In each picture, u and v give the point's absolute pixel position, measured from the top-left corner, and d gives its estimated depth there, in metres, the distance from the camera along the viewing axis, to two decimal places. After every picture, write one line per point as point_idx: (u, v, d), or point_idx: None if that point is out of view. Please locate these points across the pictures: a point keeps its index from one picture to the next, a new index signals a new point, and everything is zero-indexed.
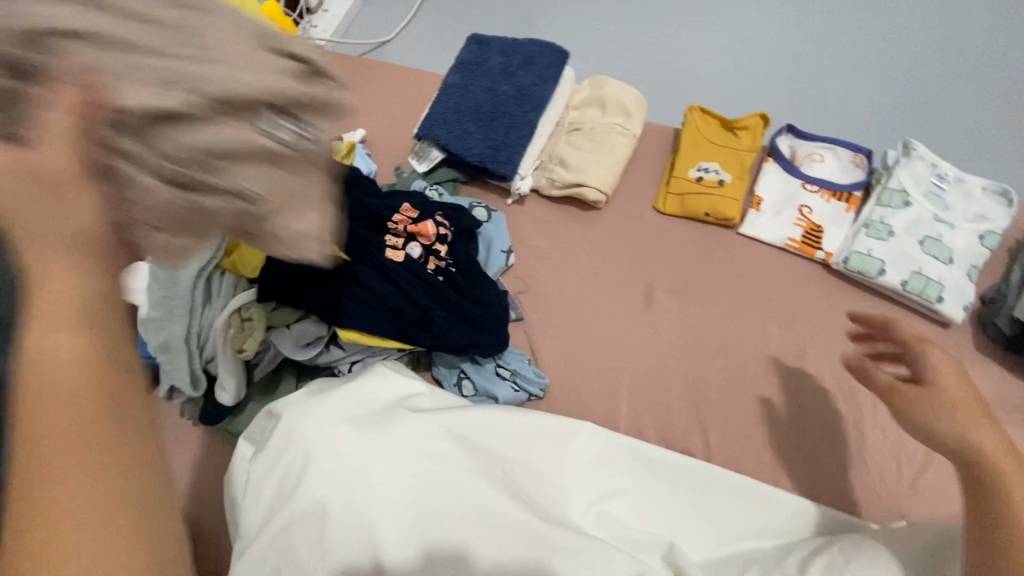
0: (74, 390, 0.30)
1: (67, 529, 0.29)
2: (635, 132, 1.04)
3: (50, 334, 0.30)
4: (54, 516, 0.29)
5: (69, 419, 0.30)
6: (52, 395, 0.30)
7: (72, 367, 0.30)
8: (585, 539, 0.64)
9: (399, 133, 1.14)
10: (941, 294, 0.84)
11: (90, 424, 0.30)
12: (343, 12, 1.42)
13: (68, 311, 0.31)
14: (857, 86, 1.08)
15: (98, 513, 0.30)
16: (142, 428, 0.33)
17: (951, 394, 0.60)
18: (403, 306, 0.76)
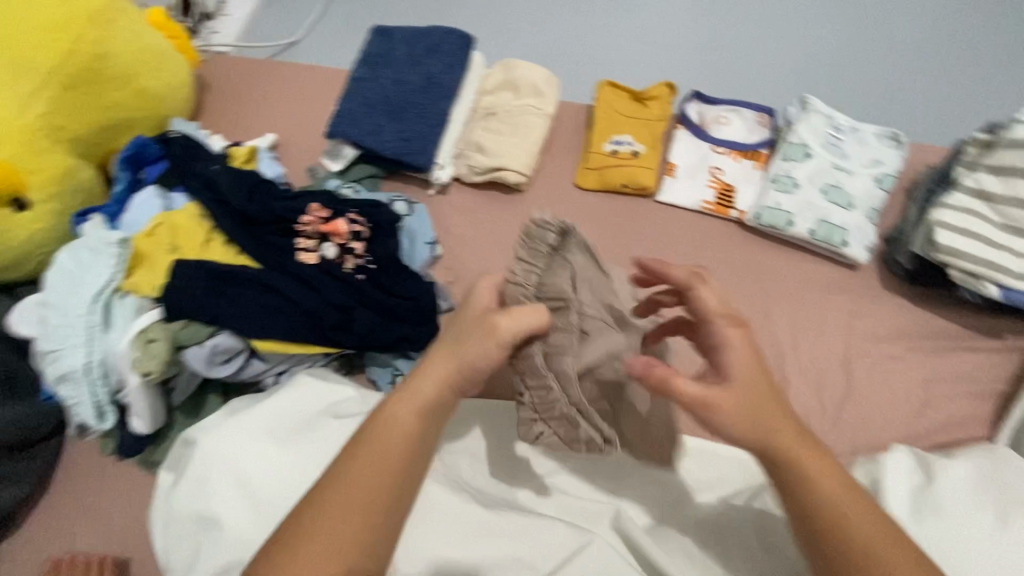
0: (400, 442, 0.56)
1: (338, 530, 0.51)
2: (550, 111, 1.04)
3: (401, 408, 0.59)
4: (332, 514, 0.52)
5: (374, 459, 0.55)
6: (389, 441, 0.56)
7: (416, 423, 0.58)
8: (531, 519, 0.64)
9: (313, 135, 1.10)
10: (845, 239, 0.89)
11: (380, 473, 0.55)
12: (244, 15, 1.38)
13: (420, 404, 0.59)
14: (757, 49, 1.11)
15: (349, 531, 0.51)
16: (389, 504, 0.54)
17: (745, 388, 0.56)
18: (322, 309, 0.74)
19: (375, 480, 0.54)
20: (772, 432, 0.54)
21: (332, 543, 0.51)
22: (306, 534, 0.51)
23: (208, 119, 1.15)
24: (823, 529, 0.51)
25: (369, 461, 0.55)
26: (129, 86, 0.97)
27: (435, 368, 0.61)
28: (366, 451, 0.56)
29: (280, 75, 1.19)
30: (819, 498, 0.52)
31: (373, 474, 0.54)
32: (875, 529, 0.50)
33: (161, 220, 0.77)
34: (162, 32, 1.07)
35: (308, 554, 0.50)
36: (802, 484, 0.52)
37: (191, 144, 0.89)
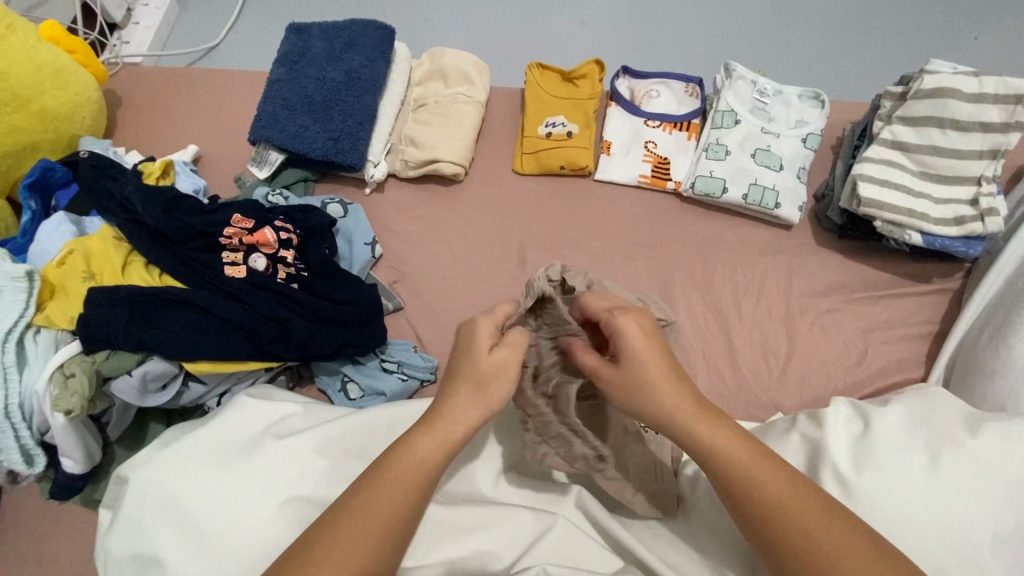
0: (417, 478, 0.50)
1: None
2: (481, 98, 1.02)
3: (423, 436, 0.52)
4: (334, 560, 0.45)
5: (389, 496, 0.49)
6: (410, 475, 0.50)
7: (443, 457, 0.52)
8: (491, 513, 0.62)
9: (239, 143, 1.06)
10: (777, 201, 0.91)
11: (387, 513, 0.48)
12: (155, 22, 1.28)
13: (443, 441, 0.52)
14: (683, 20, 1.12)
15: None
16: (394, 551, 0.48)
17: (635, 368, 0.54)
18: (256, 324, 0.71)
19: (382, 523, 0.47)
20: (667, 404, 0.52)
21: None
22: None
23: (124, 136, 1.09)
24: (737, 501, 0.49)
25: (383, 500, 0.48)
26: (29, 108, 0.90)
27: (456, 399, 0.54)
28: (378, 486, 0.49)
29: (197, 82, 1.13)
30: (722, 470, 0.50)
31: (383, 515, 0.48)
32: (781, 483, 0.48)
33: (73, 247, 0.73)
34: (58, 46, 0.99)
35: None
36: (705, 456, 0.51)
37: (101, 163, 0.84)
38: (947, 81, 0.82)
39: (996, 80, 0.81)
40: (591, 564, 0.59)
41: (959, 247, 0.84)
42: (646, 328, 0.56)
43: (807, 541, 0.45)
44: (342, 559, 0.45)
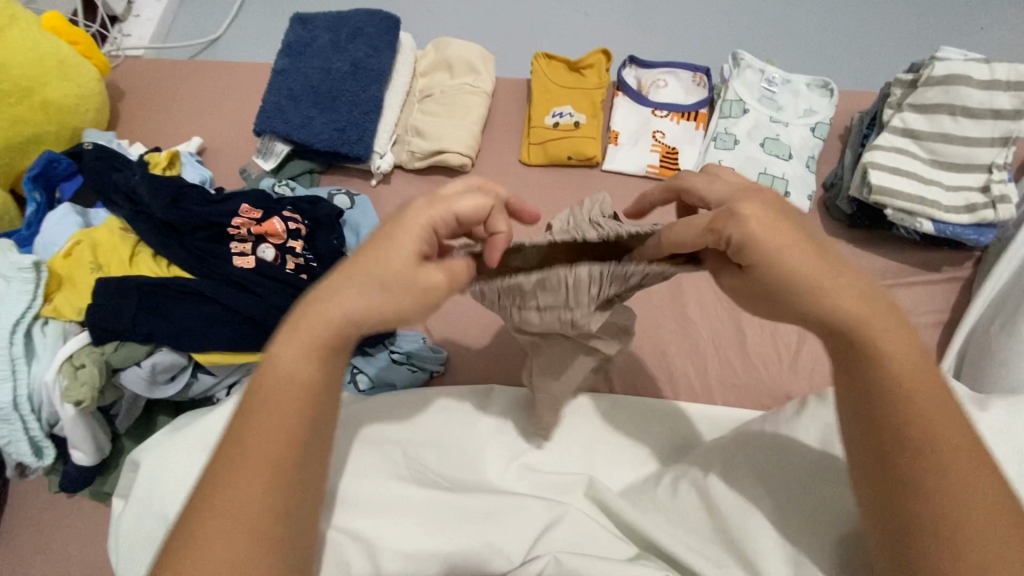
0: (295, 388, 0.41)
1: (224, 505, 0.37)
2: (488, 88, 1.01)
3: (289, 343, 0.42)
4: (228, 498, 0.37)
5: (268, 416, 0.40)
6: (281, 389, 0.41)
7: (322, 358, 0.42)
8: (503, 497, 0.61)
9: (243, 135, 1.05)
10: (787, 188, 0.90)
11: (268, 436, 0.39)
12: (156, 14, 1.27)
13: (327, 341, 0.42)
14: (689, 10, 1.11)
15: (252, 513, 0.37)
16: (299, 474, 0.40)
17: (797, 266, 0.42)
18: (265, 314, 0.71)
19: (270, 450, 0.39)
20: (832, 306, 0.42)
21: (239, 541, 0.36)
22: (198, 534, 0.36)
23: (126, 129, 1.08)
24: (886, 429, 0.41)
25: (261, 421, 0.40)
26: (32, 100, 0.89)
27: (330, 301, 0.42)
28: (255, 405, 0.40)
29: (200, 74, 1.12)
30: (889, 392, 0.41)
31: (268, 439, 0.39)
32: (946, 419, 0.40)
33: (79, 238, 0.72)
34: (60, 38, 0.98)
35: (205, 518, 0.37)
36: (868, 377, 0.42)
37: (106, 154, 0.83)
38: (958, 68, 0.82)
39: (1008, 67, 0.81)
40: (605, 552, 0.57)
41: (970, 235, 0.83)
42: (780, 218, 0.43)
43: (949, 486, 0.38)
44: (241, 495, 0.37)
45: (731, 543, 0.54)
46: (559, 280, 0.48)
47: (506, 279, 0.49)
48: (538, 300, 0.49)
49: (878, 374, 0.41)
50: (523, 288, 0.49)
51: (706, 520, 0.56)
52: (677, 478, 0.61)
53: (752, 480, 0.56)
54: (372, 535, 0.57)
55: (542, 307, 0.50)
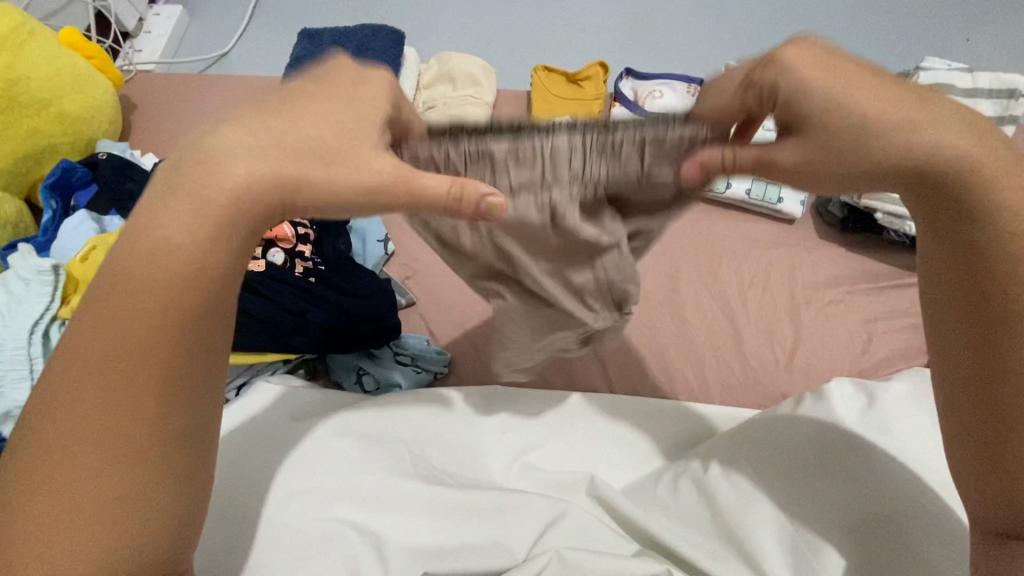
0: (168, 260, 0.37)
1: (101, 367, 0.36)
2: (489, 99, 1.04)
3: (186, 202, 0.38)
4: (83, 383, 0.36)
5: (135, 292, 0.37)
6: (152, 260, 0.37)
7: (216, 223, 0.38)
8: (507, 495, 0.61)
9: None
10: (779, 196, 0.95)
11: (134, 317, 0.36)
12: (167, 29, 1.31)
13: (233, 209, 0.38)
14: (684, 25, 1.15)
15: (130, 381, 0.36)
16: (163, 364, 0.37)
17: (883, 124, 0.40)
18: (275, 316, 0.74)
19: (132, 332, 0.36)
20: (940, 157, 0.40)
21: (96, 426, 0.35)
22: (60, 412, 0.36)
23: (137, 139, 1.11)
24: (996, 308, 0.41)
25: (127, 294, 0.37)
26: (49, 111, 0.93)
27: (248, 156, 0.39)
28: (123, 272, 0.37)
29: (211, 88, 1.16)
30: (1001, 268, 0.40)
31: (132, 319, 0.36)
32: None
33: (95, 242, 0.75)
34: (77, 52, 1.02)
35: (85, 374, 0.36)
36: (980, 253, 0.41)
37: (120, 163, 0.86)
38: (942, 78, 0.85)
39: (990, 76, 0.85)
40: (604, 545, 0.58)
41: None
42: (833, 62, 0.42)
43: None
44: (100, 379, 0.36)
45: (731, 537, 0.55)
46: (536, 153, 0.43)
47: (477, 143, 0.43)
48: (511, 182, 0.45)
49: (987, 249, 0.41)
50: (496, 156, 0.44)
51: (705, 514, 0.58)
52: (677, 476, 0.62)
53: (749, 475, 0.58)
54: (373, 527, 0.58)
55: (514, 188, 0.45)
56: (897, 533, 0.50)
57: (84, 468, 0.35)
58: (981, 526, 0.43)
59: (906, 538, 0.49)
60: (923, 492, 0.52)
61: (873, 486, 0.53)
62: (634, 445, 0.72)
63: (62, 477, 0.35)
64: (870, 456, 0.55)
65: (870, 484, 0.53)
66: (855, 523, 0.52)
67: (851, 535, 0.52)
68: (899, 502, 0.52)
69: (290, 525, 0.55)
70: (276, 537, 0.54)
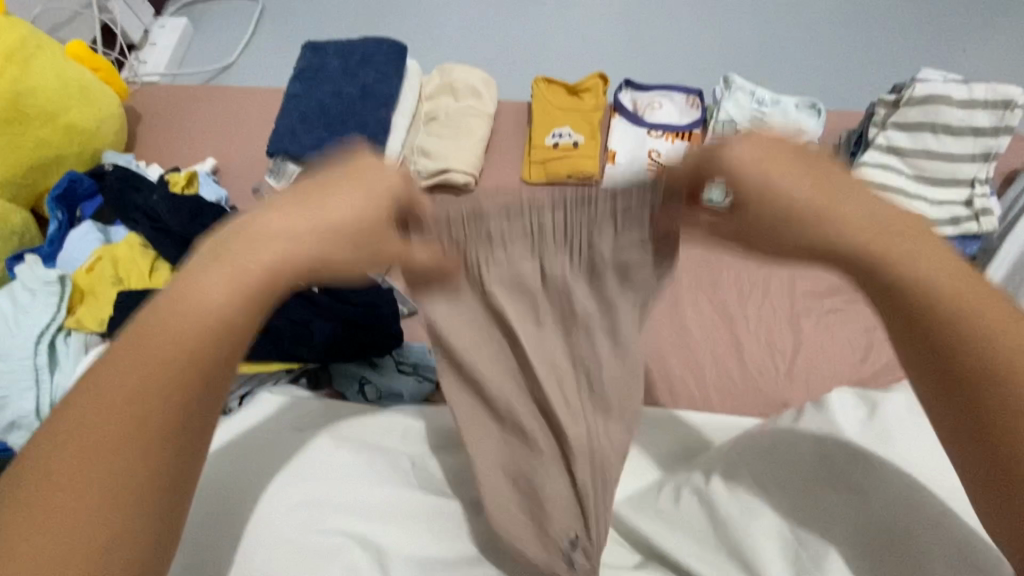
0: (177, 360, 0.34)
1: (109, 406, 0.33)
2: (490, 111, 1.05)
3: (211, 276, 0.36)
4: (66, 487, 0.31)
5: (129, 389, 0.33)
6: (153, 362, 0.34)
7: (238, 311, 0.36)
8: None
9: (253, 156, 1.09)
10: None
11: (122, 421, 0.32)
12: (171, 41, 1.32)
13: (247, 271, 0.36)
14: (683, 36, 1.17)
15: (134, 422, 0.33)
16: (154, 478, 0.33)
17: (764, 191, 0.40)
18: (280, 326, 0.77)
19: (126, 440, 0.32)
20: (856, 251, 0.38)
21: (98, 512, 0.31)
22: (52, 455, 0.32)
23: (142, 150, 1.12)
24: (962, 375, 0.35)
25: (120, 397, 0.33)
26: (56, 123, 0.94)
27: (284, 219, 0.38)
28: (116, 370, 0.34)
29: (215, 99, 1.17)
30: (948, 336, 0.35)
31: (128, 420, 0.33)
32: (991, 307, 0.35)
33: (101, 253, 0.76)
34: (84, 65, 1.03)
35: (89, 411, 0.32)
36: (917, 317, 0.36)
37: (125, 174, 0.87)
38: (938, 89, 0.86)
39: (986, 87, 0.85)
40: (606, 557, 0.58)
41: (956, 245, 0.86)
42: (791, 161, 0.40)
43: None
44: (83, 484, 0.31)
45: (733, 546, 0.55)
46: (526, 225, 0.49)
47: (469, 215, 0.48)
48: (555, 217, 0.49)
49: (935, 315, 0.36)
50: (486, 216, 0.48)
51: (707, 525, 0.58)
52: (678, 487, 0.62)
53: (749, 486, 0.58)
54: (374, 538, 0.58)
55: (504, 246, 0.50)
56: (904, 547, 0.49)
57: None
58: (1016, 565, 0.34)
59: (914, 552, 0.49)
60: (925, 503, 0.52)
61: (876, 491, 0.53)
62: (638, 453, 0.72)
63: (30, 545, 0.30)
64: (871, 466, 0.55)
65: (874, 495, 0.53)
66: (866, 538, 0.51)
67: (858, 546, 0.51)
68: (905, 516, 0.51)
69: (289, 534, 0.55)
70: (279, 546, 0.54)
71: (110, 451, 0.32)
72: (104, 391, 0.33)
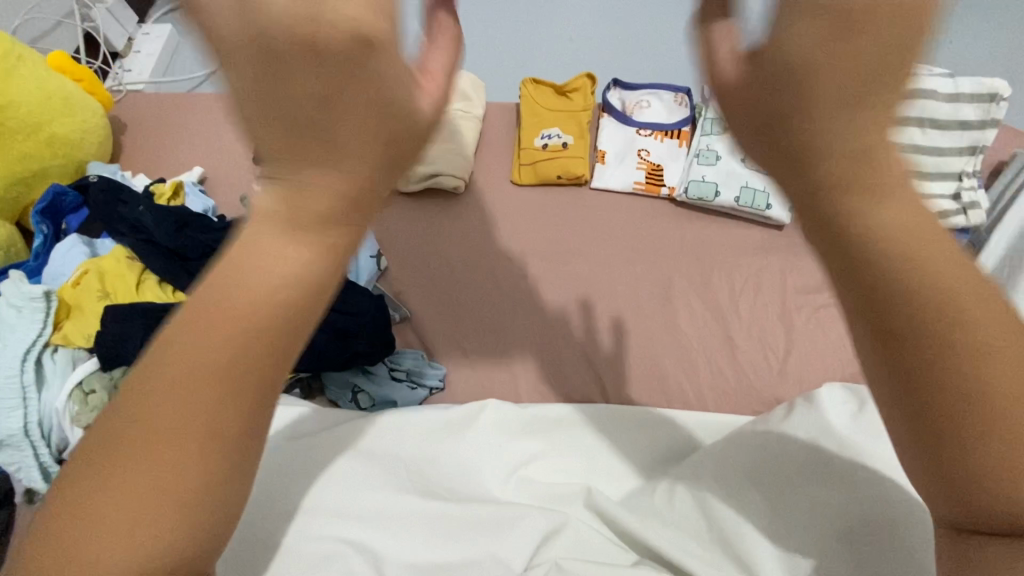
0: (250, 319, 0.35)
1: (194, 361, 0.34)
2: (478, 113, 1.05)
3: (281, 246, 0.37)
4: (146, 430, 0.33)
5: (213, 345, 0.34)
6: (250, 310, 0.35)
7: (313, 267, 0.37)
8: (504, 508, 0.61)
9: (240, 163, 1.08)
10: (768, 202, 0.95)
11: (200, 380, 0.34)
12: (156, 49, 1.31)
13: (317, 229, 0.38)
14: (670, 33, 1.17)
15: (214, 378, 0.34)
16: (230, 431, 0.35)
17: (822, 72, 0.35)
18: None
19: (211, 397, 0.34)
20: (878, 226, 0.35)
21: (175, 457, 0.33)
22: (143, 401, 0.34)
23: (127, 160, 1.11)
24: (933, 395, 0.34)
25: (194, 357, 0.34)
26: (39, 135, 0.93)
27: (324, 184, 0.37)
28: (199, 326, 0.35)
29: (201, 106, 1.16)
30: (920, 320, 0.34)
31: (230, 363, 0.35)
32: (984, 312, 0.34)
33: (87, 267, 0.76)
34: (66, 76, 1.02)
35: (174, 365, 0.34)
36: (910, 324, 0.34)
37: (111, 186, 0.86)
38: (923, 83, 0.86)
39: (970, 82, 0.86)
40: (602, 557, 0.57)
41: None
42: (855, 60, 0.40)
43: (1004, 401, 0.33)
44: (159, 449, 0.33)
45: (726, 544, 0.55)
46: None
47: None
48: None
49: (938, 355, 0.34)
50: None
51: (703, 524, 0.58)
52: (673, 485, 0.62)
53: (746, 485, 0.58)
54: (369, 544, 0.57)
55: None
56: (882, 542, 0.50)
57: (122, 523, 0.32)
58: (946, 521, 0.37)
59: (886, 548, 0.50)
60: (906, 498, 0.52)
61: (871, 487, 0.54)
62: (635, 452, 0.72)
63: (123, 477, 0.33)
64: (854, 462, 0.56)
65: (859, 491, 0.54)
66: (852, 536, 0.52)
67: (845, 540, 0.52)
68: (883, 512, 0.52)
69: (291, 544, 0.56)
70: (279, 556, 0.55)
71: (198, 402, 0.34)
72: (187, 345, 0.35)
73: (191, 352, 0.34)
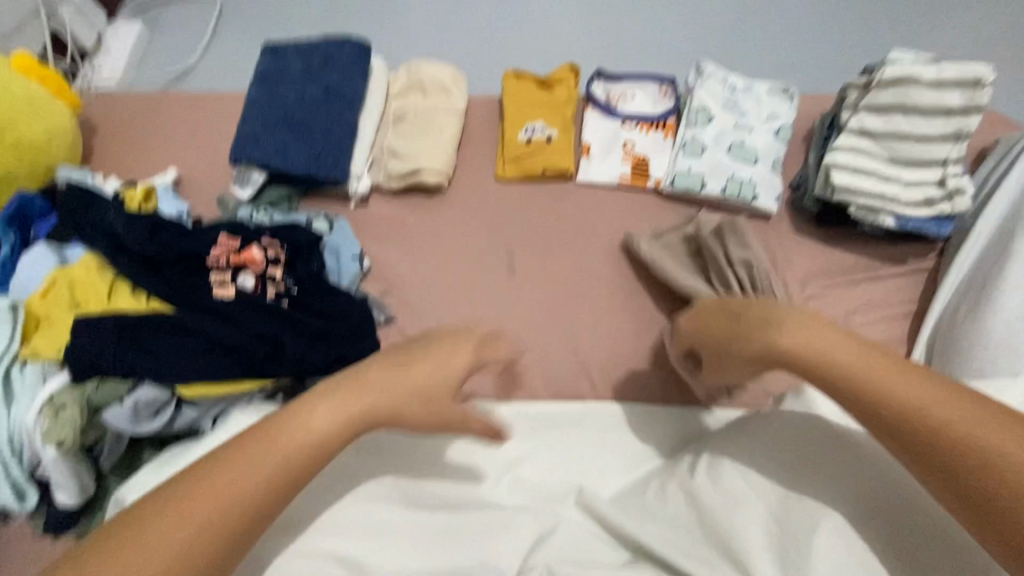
0: (274, 456, 0.53)
1: (226, 489, 0.51)
2: (460, 107, 1.02)
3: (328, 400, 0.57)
4: (173, 518, 0.49)
5: (248, 472, 0.52)
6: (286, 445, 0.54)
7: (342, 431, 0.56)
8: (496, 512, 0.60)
9: (216, 164, 1.05)
10: (755, 193, 0.94)
11: (229, 499, 0.51)
12: (127, 47, 1.27)
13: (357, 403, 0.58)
14: (655, 22, 1.15)
15: (229, 504, 0.51)
16: (261, 506, 0.52)
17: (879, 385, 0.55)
18: (247, 343, 0.72)
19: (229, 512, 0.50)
20: (902, 400, 0.53)
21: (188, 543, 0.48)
22: (178, 498, 0.50)
23: (99, 163, 1.08)
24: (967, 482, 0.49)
25: (248, 462, 0.52)
26: (4, 140, 0.89)
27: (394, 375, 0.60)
28: (248, 448, 0.53)
29: (173, 104, 1.12)
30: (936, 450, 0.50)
31: (252, 486, 0.52)
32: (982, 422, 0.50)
33: (56, 276, 0.74)
34: (30, 77, 0.98)
35: (220, 483, 0.51)
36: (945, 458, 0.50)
37: (81, 191, 0.83)
38: (908, 70, 0.85)
39: (955, 68, 0.85)
40: (593, 556, 0.57)
41: (929, 228, 0.87)
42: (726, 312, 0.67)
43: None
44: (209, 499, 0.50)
45: (719, 541, 0.55)
46: None
47: None
48: None
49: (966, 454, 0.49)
50: None
51: (694, 521, 0.57)
52: (665, 482, 0.62)
53: (738, 479, 0.57)
54: (359, 555, 0.56)
55: None
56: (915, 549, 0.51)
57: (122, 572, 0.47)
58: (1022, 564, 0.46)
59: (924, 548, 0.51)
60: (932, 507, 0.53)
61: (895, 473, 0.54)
62: (626, 451, 0.73)
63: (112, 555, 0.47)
64: (859, 456, 0.56)
65: (868, 484, 0.54)
66: (885, 531, 0.52)
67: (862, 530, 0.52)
68: (914, 521, 0.52)
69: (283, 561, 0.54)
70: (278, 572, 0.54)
71: (218, 510, 0.50)
72: (231, 465, 0.52)
73: (234, 470, 0.52)
